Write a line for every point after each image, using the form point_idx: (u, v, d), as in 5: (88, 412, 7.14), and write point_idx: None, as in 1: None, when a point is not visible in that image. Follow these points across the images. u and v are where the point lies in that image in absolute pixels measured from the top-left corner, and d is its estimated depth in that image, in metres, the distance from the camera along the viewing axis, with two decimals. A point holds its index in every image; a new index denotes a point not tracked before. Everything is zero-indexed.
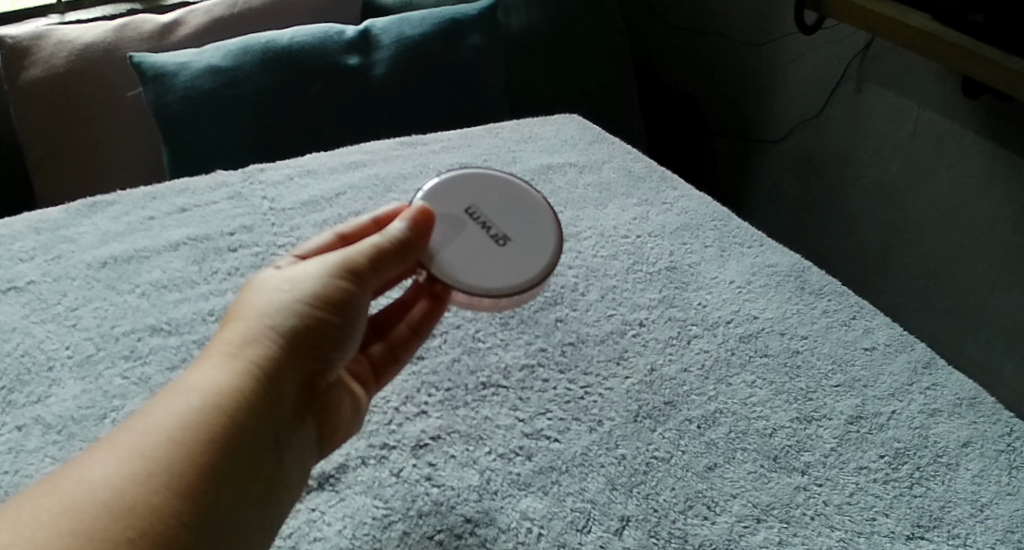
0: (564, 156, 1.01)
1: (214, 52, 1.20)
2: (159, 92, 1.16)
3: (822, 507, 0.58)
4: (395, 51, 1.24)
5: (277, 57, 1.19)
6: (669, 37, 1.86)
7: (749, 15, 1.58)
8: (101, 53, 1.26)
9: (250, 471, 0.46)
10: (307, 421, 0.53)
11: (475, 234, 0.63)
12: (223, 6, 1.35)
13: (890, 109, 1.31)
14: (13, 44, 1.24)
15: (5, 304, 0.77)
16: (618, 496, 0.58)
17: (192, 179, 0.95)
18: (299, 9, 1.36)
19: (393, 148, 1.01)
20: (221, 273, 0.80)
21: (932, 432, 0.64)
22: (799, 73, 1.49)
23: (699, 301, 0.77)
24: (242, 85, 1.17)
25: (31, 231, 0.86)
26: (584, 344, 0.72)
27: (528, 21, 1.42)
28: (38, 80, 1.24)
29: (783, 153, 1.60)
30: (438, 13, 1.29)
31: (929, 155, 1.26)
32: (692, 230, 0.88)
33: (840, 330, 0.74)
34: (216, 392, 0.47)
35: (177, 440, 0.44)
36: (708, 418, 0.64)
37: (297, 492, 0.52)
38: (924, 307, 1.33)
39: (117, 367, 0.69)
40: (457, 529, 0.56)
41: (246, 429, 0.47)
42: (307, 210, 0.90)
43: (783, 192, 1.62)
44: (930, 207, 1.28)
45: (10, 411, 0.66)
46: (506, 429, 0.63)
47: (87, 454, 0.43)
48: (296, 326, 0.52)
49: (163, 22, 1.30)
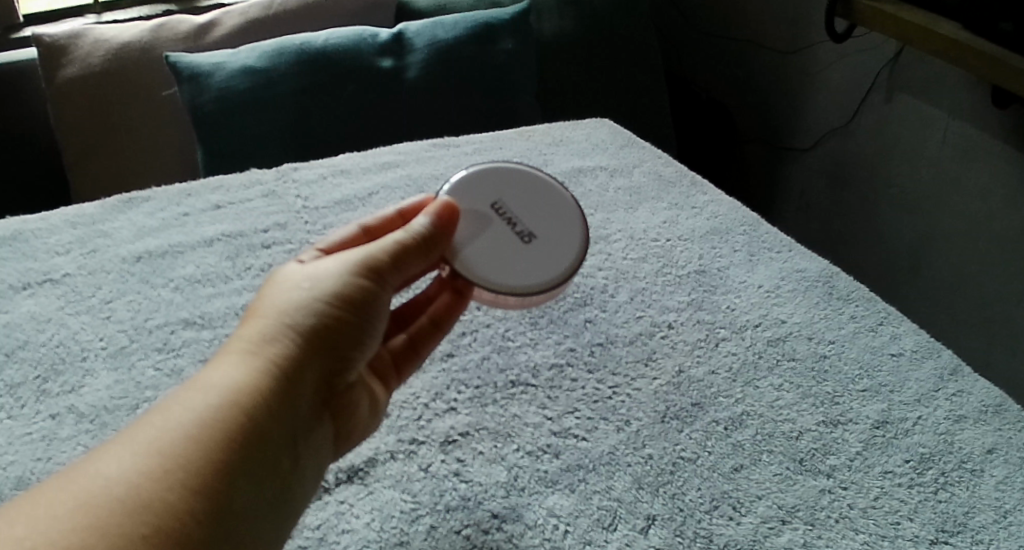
0: (595, 160, 1.02)
1: (250, 53, 1.22)
2: (194, 91, 1.18)
3: (847, 510, 0.58)
4: (429, 54, 1.25)
5: (312, 59, 1.20)
6: (702, 44, 1.86)
7: (781, 21, 1.58)
8: (138, 53, 1.27)
9: (267, 470, 0.46)
10: (325, 419, 0.54)
11: (501, 231, 0.63)
12: (258, 9, 1.36)
13: (920, 118, 1.31)
14: (50, 43, 1.27)
15: (42, 296, 0.78)
16: (644, 495, 0.58)
17: (226, 178, 0.97)
18: (332, 11, 1.38)
19: (426, 150, 1.02)
20: (254, 268, 0.81)
21: (956, 438, 0.64)
22: (830, 80, 1.49)
23: (728, 305, 0.77)
24: (276, 85, 1.18)
25: (68, 225, 0.88)
26: (613, 345, 0.72)
27: (560, 26, 1.43)
28: (75, 78, 1.26)
29: (814, 161, 1.60)
30: (470, 18, 1.30)
31: (959, 165, 1.26)
32: (721, 234, 0.88)
33: (868, 336, 0.74)
34: (234, 391, 0.47)
35: (194, 438, 0.44)
36: (735, 420, 0.65)
37: (313, 490, 0.52)
38: (954, 317, 1.33)
39: (150, 358, 0.70)
40: (484, 524, 0.56)
41: (265, 428, 0.47)
42: (340, 208, 0.90)
43: (814, 200, 1.62)
44: (960, 217, 1.28)
45: (43, 401, 0.67)
46: (534, 427, 0.64)
47: (104, 449, 0.44)
48: (315, 325, 0.52)
49: (198, 23, 1.32)
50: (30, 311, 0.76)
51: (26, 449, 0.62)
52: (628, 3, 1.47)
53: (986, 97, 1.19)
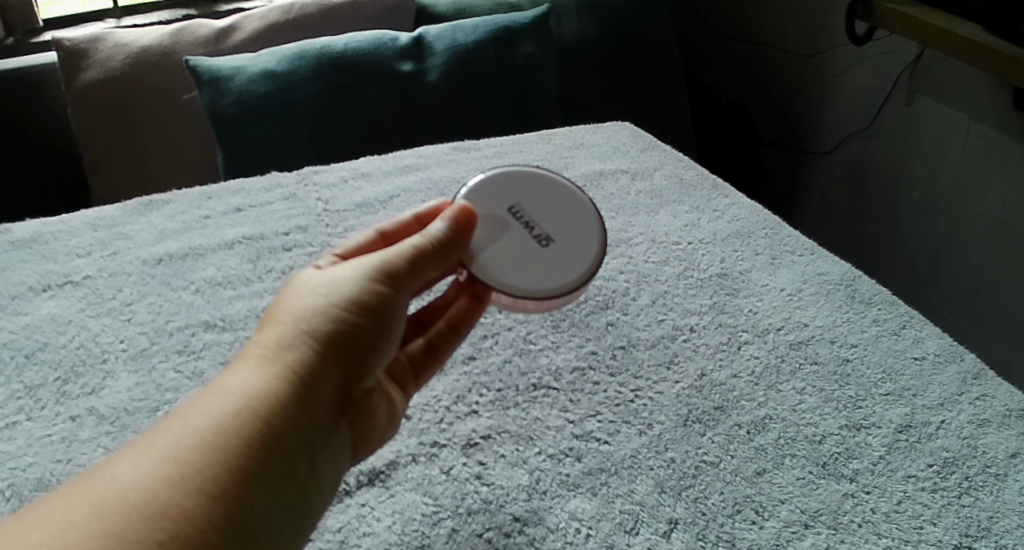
0: (615, 163, 1.02)
1: (270, 57, 1.22)
2: (214, 95, 1.19)
3: (870, 514, 0.57)
4: (448, 58, 1.26)
5: (332, 63, 1.21)
6: (722, 49, 1.87)
7: (800, 25, 1.58)
8: (157, 57, 1.28)
9: (286, 477, 0.46)
10: (342, 426, 0.53)
11: (518, 234, 0.63)
12: (277, 12, 1.37)
13: (941, 121, 1.31)
14: (70, 47, 1.27)
15: (62, 298, 0.78)
16: (666, 499, 0.58)
17: (247, 181, 0.98)
18: (351, 17, 1.39)
19: (447, 153, 1.03)
20: (276, 271, 0.82)
21: (980, 442, 0.64)
22: (849, 84, 1.49)
23: (750, 308, 0.77)
24: (296, 88, 1.19)
25: (89, 228, 0.88)
26: (635, 348, 0.72)
27: (580, 30, 1.44)
28: (96, 82, 1.26)
29: (834, 165, 1.60)
30: (490, 22, 1.31)
31: (981, 168, 1.25)
32: (743, 238, 0.88)
33: (890, 339, 0.74)
34: (252, 397, 0.47)
35: (212, 444, 0.44)
36: (757, 424, 0.65)
37: (330, 496, 0.52)
38: (974, 321, 1.32)
39: (170, 361, 0.71)
40: (506, 527, 0.56)
41: (283, 435, 0.47)
42: (361, 211, 0.91)
43: (834, 204, 1.62)
44: (982, 219, 1.27)
45: (64, 402, 0.67)
46: (556, 430, 0.64)
47: (122, 454, 0.44)
48: (332, 331, 0.52)
49: (218, 28, 1.33)
50: (50, 313, 0.76)
51: (46, 450, 0.63)
52: (644, 6, 1.47)
53: (1007, 101, 1.19)
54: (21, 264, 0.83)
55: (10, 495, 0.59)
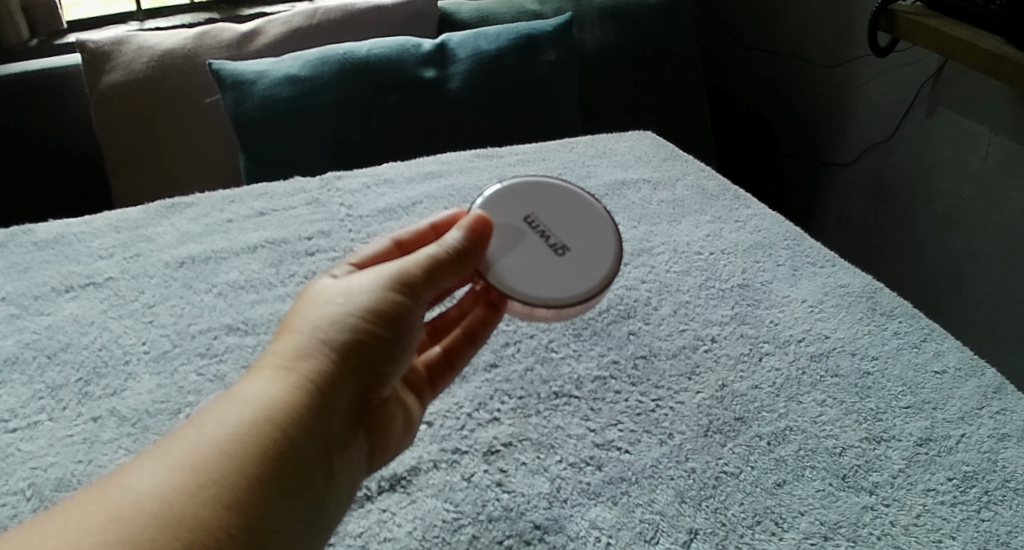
0: (638, 172, 1.02)
1: (293, 61, 1.23)
2: (237, 99, 1.19)
3: (889, 527, 0.57)
4: (470, 65, 1.26)
5: (354, 67, 1.21)
6: (742, 57, 1.87)
7: (822, 34, 1.58)
8: (181, 60, 1.29)
9: (303, 486, 0.47)
10: (359, 435, 0.53)
11: (533, 243, 0.63)
12: (301, 17, 1.37)
13: (962, 133, 1.31)
14: (94, 49, 1.28)
15: (84, 299, 0.79)
16: (686, 509, 0.58)
17: (271, 185, 0.98)
18: (373, 22, 1.39)
19: (469, 160, 1.03)
20: (298, 276, 0.82)
21: (1000, 457, 0.64)
22: (869, 93, 1.49)
23: (771, 319, 0.77)
24: (318, 93, 1.19)
25: (111, 230, 0.89)
26: (657, 358, 0.72)
27: (601, 37, 1.44)
28: (118, 85, 1.27)
29: (853, 174, 1.60)
30: (512, 29, 1.31)
31: (1001, 180, 1.25)
32: (764, 248, 0.88)
33: (911, 352, 0.74)
34: (269, 406, 0.48)
35: (228, 453, 0.45)
36: (778, 435, 0.65)
37: (347, 505, 0.52)
38: (989, 331, 1.32)
39: (193, 363, 0.71)
40: (526, 535, 0.57)
41: (299, 445, 0.47)
42: (384, 218, 0.91)
43: (853, 213, 1.62)
44: (1001, 230, 1.27)
45: (85, 403, 0.68)
46: (577, 438, 0.64)
47: (138, 461, 0.44)
48: (348, 341, 0.52)
49: (242, 32, 1.33)
50: (72, 314, 0.77)
51: (67, 451, 0.63)
52: (671, 15, 1.47)
53: None
54: (44, 265, 0.83)
55: (31, 495, 0.60)
